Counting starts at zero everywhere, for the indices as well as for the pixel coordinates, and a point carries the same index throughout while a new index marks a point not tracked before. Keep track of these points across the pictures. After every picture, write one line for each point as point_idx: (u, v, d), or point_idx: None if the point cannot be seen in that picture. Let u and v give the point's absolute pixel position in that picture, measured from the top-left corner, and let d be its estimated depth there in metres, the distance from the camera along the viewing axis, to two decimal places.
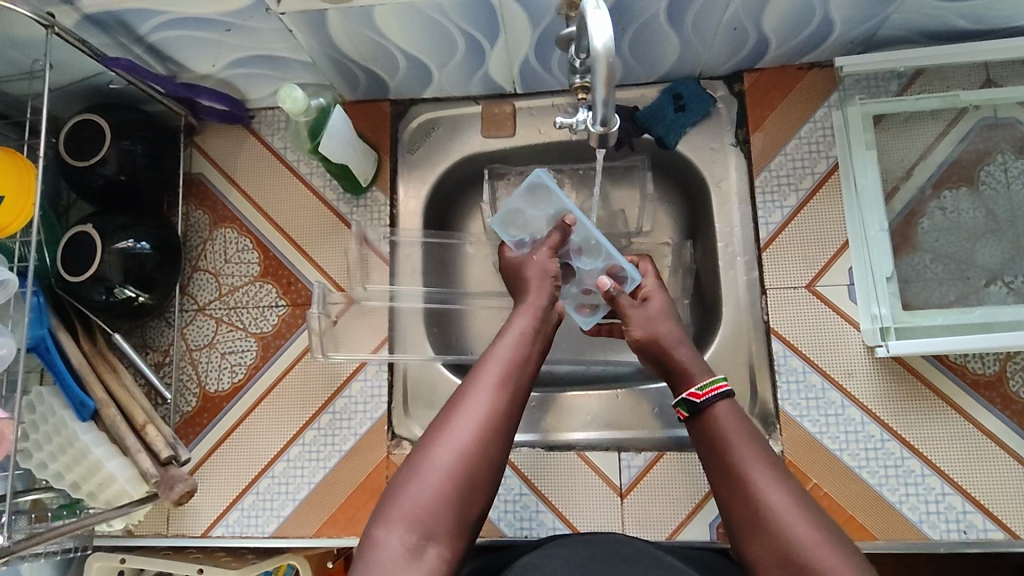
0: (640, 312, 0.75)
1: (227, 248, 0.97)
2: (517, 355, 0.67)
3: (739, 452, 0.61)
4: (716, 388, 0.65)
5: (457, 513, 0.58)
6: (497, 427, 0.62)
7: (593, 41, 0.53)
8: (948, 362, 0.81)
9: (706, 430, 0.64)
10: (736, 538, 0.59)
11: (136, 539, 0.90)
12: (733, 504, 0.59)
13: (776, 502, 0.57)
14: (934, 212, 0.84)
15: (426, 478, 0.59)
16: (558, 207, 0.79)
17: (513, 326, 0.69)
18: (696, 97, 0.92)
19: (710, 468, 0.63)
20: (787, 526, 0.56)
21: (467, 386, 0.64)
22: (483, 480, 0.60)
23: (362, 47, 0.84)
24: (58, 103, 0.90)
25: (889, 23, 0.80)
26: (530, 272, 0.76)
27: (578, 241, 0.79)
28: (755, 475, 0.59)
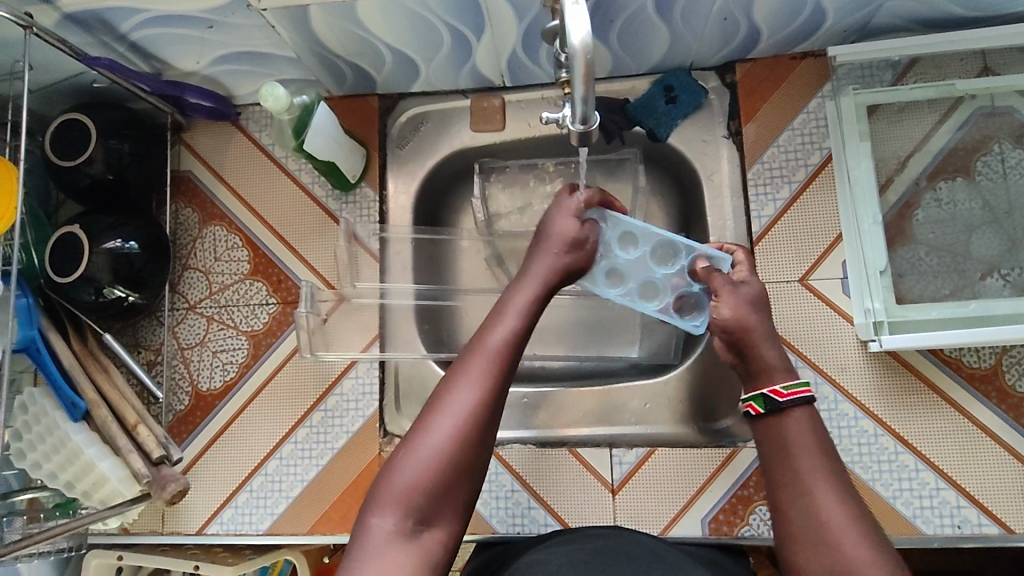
0: (731, 295, 0.69)
1: (216, 246, 0.96)
2: (512, 330, 0.66)
3: (805, 463, 0.61)
4: (800, 391, 0.63)
5: (453, 494, 0.59)
6: (491, 405, 0.61)
7: (571, 38, 0.52)
8: (943, 355, 0.80)
9: (773, 433, 0.63)
10: (782, 549, 0.60)
11: (132, 537, 0.91)
12: (791, 513, 0.59)
13: (840, 521, 0.57)
14: (930, 204, 0.82)
15: (420, 460, 0.58)
16: (621, 229, 0.79)
17: (512, 303, 0.68)
18: (687, 89, 0.90)
19: (769, 469, 0.63)
20: (847, 548, 0.56)
21: (464, 363, 0.63)
22: (478, 459, 0.60)
23: (347, 43, 0.83)
24: (44, 102, 0.89)
25: (883, 11, 0.79)
26: (552, 241, 0.75)
27: (651, 250, 0.80)
28: (819, 492, 0.59)
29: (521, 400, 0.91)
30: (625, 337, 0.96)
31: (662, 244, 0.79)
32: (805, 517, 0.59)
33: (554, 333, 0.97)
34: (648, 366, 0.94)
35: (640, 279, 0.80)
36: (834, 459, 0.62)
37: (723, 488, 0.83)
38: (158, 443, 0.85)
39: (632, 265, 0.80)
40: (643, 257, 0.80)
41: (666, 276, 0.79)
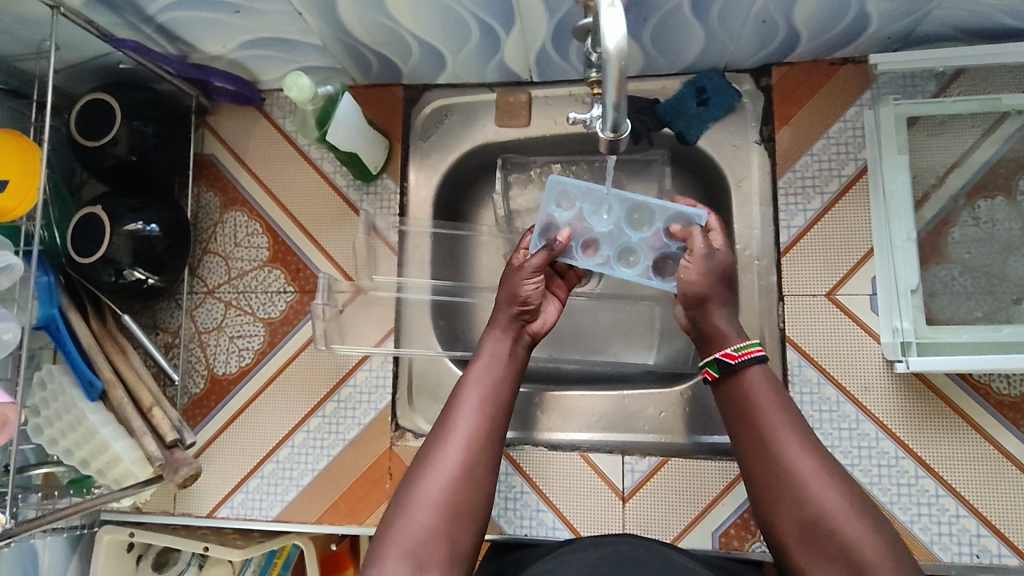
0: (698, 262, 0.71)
1: (236, 231, 0.96)
2: (489, 383, 0.69)
3: (769, 421, 0.65)
4: (751, 351, 0.68)
5: (450, 543, 0.61)
6: (474, 457, 0.65)
7: (606, 41, 0.50)
8: (971, 380, 0.78)
9: (736, 395, 0.68)
10: (757, 501, 0.64)
11: (145, 516, 0.92)
12: (758, 467, 0.64)
13: (807, 469, 0.62)
14: (967, 222, 0.79)
15: (413, 513, 0.61)
16: (592, 199, 0.77)
17: (486, 350, 0.72)
18: (720, 91, 0.88)
19: (735, 428, 0.67)
20: (817, 495, 0.60)
21: (445, 417, 0.67)
22: (469, 507, 0.63)
23: (373, 32, 0.81)
24: (71, 80, 0.89)
25: (931, 18, 0.76)
26: (504, 291, 0.75)
27: (624, 216, 0.78)
28: (786, 443, 0.63)
29: (532, 400, 0.91)
30: (643, 343, 0.95)
31: (635, 208, 0.78)
32: (775, 472, 0.63)
33: (571, 334, 0.97)
34: (664, 372, 0.93)
35: (616, 246, 0.79)
36: (795, 414, 0.66)
37: (737, 501, 0.81)
38: (172, 426, 0.85)
39: (606, 232, 0.78)
40: (616, 223, 0.78)
41: (643, 239, 0.78)
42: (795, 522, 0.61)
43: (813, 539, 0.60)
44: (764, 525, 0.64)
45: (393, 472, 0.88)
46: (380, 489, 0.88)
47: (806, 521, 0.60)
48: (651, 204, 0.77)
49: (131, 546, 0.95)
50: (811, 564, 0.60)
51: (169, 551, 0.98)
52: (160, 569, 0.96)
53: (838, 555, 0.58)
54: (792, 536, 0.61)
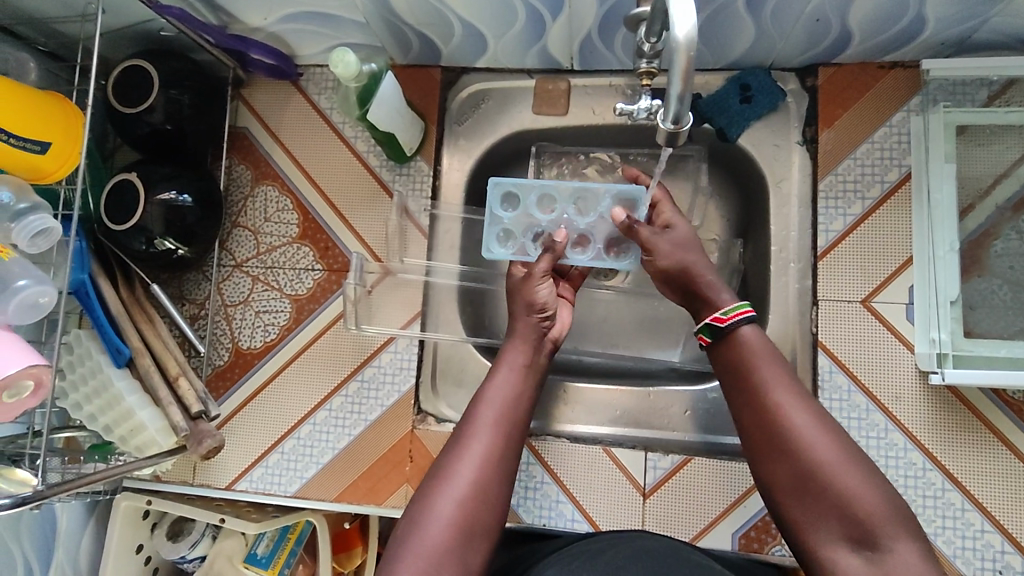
0: (666, 241, 0.74)
1: (267, 206, 0.95)
2: (506, 399, 0.69)
3: (763, 377, 0.63)
4: (741, 312, 0.66)
5: (462, 562, 0.59)
6: (492, 475, 0.64)
7: (674, 30, 0.49)
8: (1005, 395, 0.77)
9: (729, 353, 0.66)
10: (752, 457, 0.63)
11: (162, 485, 0.92)
12: (753, 427, 0.62)
13: (803, 426, 0.60)
14: (1010, 235, 0.78)
15: (427, 529, 0.60)
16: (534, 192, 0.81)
17: (502, 363, 0.72)
18: (765, 90, 0.87)
19: (732, 389, 0.65)
20: (813, 451, 0.59)
21: (463, 432, 0.67)
22: (485, 526, 0.62)
23: (418, 11, 0.80)
24: (110, 46, 0.89)
25: (988, 25, 0.74)
26: (518, 304, 0.76)
27: (569, 204, 0.81)
28: (780, 401, 0.62)
29: (554, 392, 0.91)
30: (668, 339, 0.95)
31: (577, 196, 0.81)
32: (772, 430, 0.61)
33: (595, 327, 0.96)
34: (690, 372, 0.92)
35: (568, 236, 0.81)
36: (789, 369, 0.64)
37: (758, 504, 0.81)
38: (197, 398, 0.85)
39: (555, 221, 0.81)
40: (562, 213, 0.81)
41: (592, 224, 0.81)
42: (790, 477, 0.59)
43: (809, 495, 0.58)
44: (760, 482, 0.62)
45: (413, 456, 0.88)
46: (401, 471, 0.88)
47: (801, 478, 0.59)
48: (591, 190, 0.80)
49: (147, 513, 0.96)
50: (809, 522, 0.58)
51: (184, 521, 0.99)
52: (175, 538, 0.96)
53: (836, 511, 0.57)
54: (786, 492, 0.60)
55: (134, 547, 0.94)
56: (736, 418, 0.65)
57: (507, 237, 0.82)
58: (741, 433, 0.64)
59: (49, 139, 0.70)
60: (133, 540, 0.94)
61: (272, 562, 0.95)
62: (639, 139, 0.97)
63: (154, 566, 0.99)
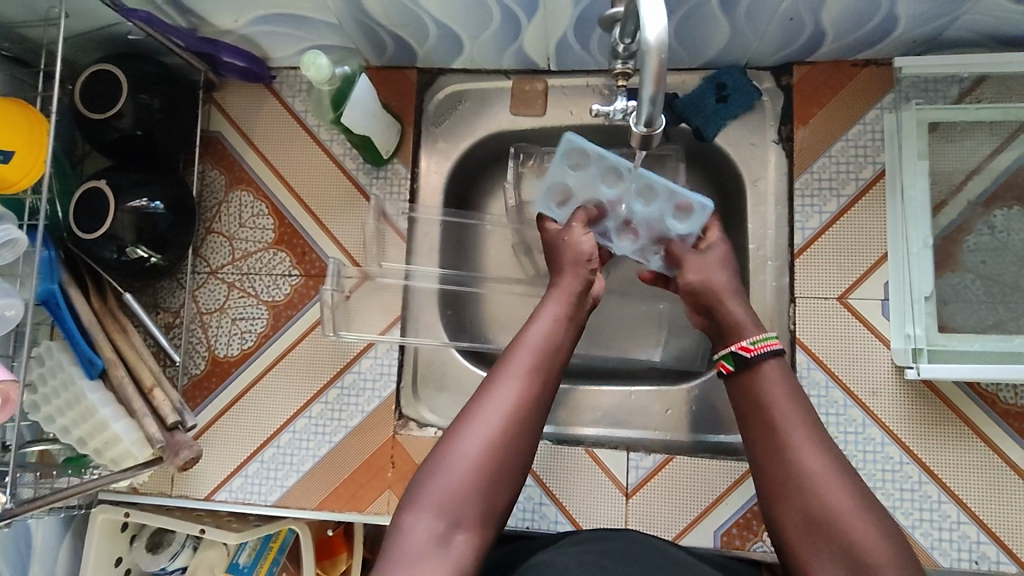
0: (698, 260, 0.74)
1: (242, 211, 0.94)
2: (543, 345, 0.68)
3: (784, 418, 0.63)
4: (767, 344, 0.67)
5: (484, 504, 0.61)
6: (522, 418, 0.64)
7: (646, 33, 0.49)
8: (979, 389, 0.78)
9: (750, 392, 0.66)
10: (764, 499, 0.63)
11: (140, 497, 0.90)
12: (767, 466, 0.63)
13: (818, 469, 0.60)
14: (982, 231, 0.80)
15: (452, 468, 0.61)
16: (604, 165, 0.77)
17: (541, 314, 0.70)
18: (740, 89, 0.87)
19: (748, 425, 0.65)
20: (827, 496, 0.59)
21: (496, 374, 0.66)
22: (510, 468, 0.63)
23: (392, 13, 0.80)
24: (76, 49, 0.86)
25: (959, 23, 0.75)
26: (566, 253, 0.75)
27: (634, 188, 0.77)
28: (797, 442, 0.62)
29: None
30: (649, 339, 0.94)
31: (643, 182, 0.77)
32: (788, 470, 0.61)
33: None
34: (672, 371, 0.93)
35: (614, 218, 0.80)
36: (810, 411, 0.64)
37: (739, 501, 0.81)
38: (173, 408, 0.84)
39: (612, 202, 0.78)
40: (623, 195, 0.78)
41: (645, 215, 0.78)
42: (801, 521, 0.59)
43: (821, 540, 0.58)
44: (770, 523, 0.63)
45: (395, 461, 0.88)
46: (383, 477, 0.87)
47: (812, 519, 0.59)
48: (658, 183, 0.76)
49: (125, 525, 0.94)
50: (819, 567, 0.58)
51: (164, 532, 0.97)
52: (154, 550, 0.95)
53: (846, 557, 0.57)
54: (797, 536, 0.60)
55: (113, 559, 0.92)
56: (749, 452, 0.65)
57: (560, 194, 0.80)
58: (755, 471, 0.64)
59: (11, 148, 0.68)
60: (111, 553, 0.92)
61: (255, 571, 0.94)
62: (617, 138, 0.97)
63: None
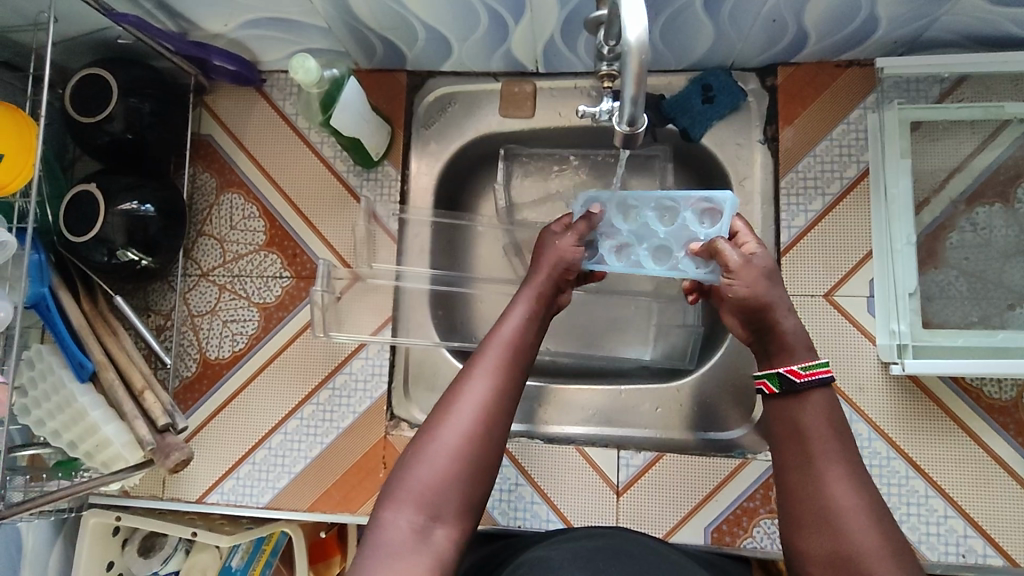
0: (748, 271, 0.68)
1: (233, 214, 0.94)
2: (515, 341, 0.69)
3: (818, 451, 0.61)
4: (820, 371, 0.63)
5: (463, 495, 0.61)
6: (499, 411, 0.65)
7: (627, 34, 0.50)
8: (963, 383, 0.79)
9: (788, 420, 0.63)
10: (788, 528, 0.61)
11: (131, 500, 0.90)
12: (798, 496, 0.60)
13: (847, 505, 0.58)
14: (965, 228, 0.81)
15: (430, 461, 0.61)
16: (620, 204, 0.79)
17: (513, 312, 0.72)
18: (726, 90, 0.88)
19: (781, 452, 0.63)
20: (853, 532, 0.57)
21: (470, 369, 0.67)
22: (488, 458, 0.63)
23: (380, 16, 0.80)
24: (66, 54, 0.87)
25: (938, 24, 0.76)
26: (548, 255, 0.76)
27: (655, 214, 0.78)
28: (829, 476, 0.60)
29: (529, 393, 0.91)
30: (638, 337, 0.95)
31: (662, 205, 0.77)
32: (816, 501, 0.59)
33: (567, 327, 0.97)
34: (661, 369, 0.93)
35: (648, 245, 0.78)
36: (849, 445, 0.62)
37: (729, 497, 0.82)
38: (164, 410, 0.84)
39: (638, 235, 0.78)
40: (647, 224, 0.78)
41: (674, 236, 0.77)
42: (824, 556, 0.58)
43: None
44: (792, 558, 0.60)
45: (387, 461, 0.88)
46: (374, 478, 0.87)
47: (836, 555, 0.57)
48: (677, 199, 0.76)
49: (116, 529, 0.94)
50: None
51: (156, 535, 0.97)
52: (146, 554, 0.95)
53: None
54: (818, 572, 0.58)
55: (104, 564, 0.92)
56: (780, 479, 0.63)
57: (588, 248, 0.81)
58: (784, 503, 0.62)
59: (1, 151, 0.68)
60: (103, 558, 0.92)
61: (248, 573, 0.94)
62: (605, 139, 0.97)
63: None
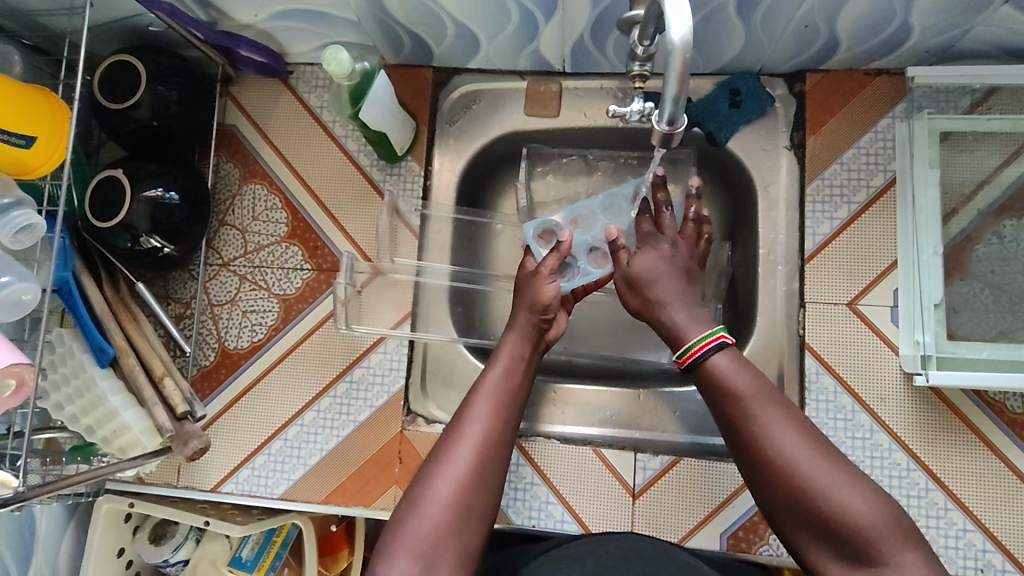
0: (650, 251, 0.76)
1: (255, 204, 0.94)
2: (504, 389, 0.70)
3: (740, 397, 0.62)
4: (701, 347, 0.66)
5: (457, 548, 0.60)
6: (490, 458, 0.65)
7: (670, 33, 0.50)
8: (986, 397, 0.79)
9: (706, 375, 0.65)
10: (747, 480, 0.62)
11: (146, 487, 0.90)
12: (739, 446, 0.62)
13: (784, 444, 0.59)
14: (992, 240, 0.80)
15: (423, 511, 0.60)
16: (567, 218, 0.87)
17: (499, 358, 0.73)
18: (754, 95, 0.88)
19: (711, 406, 0.65)
20: (801, 470, 0.58)
21: (459, 419, 0.67)
22: (480, 511, 0.62)
23: (411, 11, 0.80)
24: (96, 40, 0.87)
25: (972, 34, 0.76)
26: (526, 297, 0.77)
27: (602, 215, 0.87)
28: (760, 419, 0.60)
29: (546, 393, 0.91)
30: (656, 341, 0.96)
31: (606, 207, 0.87)
32: (754, 449, 0.60)
33: (583, 328, 0.98)
34: (677, 373, 0.94)
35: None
36: (768, 382, 0.63)
37: (745, 504, 0.81)
38: (183, 399, 0.84)
39: (602, 236, 0.86)
40: (603, 224, 0.86)
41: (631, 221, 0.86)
42: (787, 505, 0.58)
43: (805, 517, 0.57)
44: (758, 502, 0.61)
45: (403, 457, 0.88)
46: (390, 472, 0.87)
47: (798, 498, 0.57)
48: (616, 197, 0.87)
49: (129, 516, 0.94)
50: (807, 540, 0.58)
51: (167, 523, 0.97)
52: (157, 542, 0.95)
53: (833, 532, 0.56)
54: (783, 516, 0.59)
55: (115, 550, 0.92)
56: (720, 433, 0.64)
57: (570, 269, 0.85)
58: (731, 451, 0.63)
59: (34, 133, 0.68)
60: (114, 543, 0.92)
61: (258, 565, 0.93)
62: (630, 141, 0.97)
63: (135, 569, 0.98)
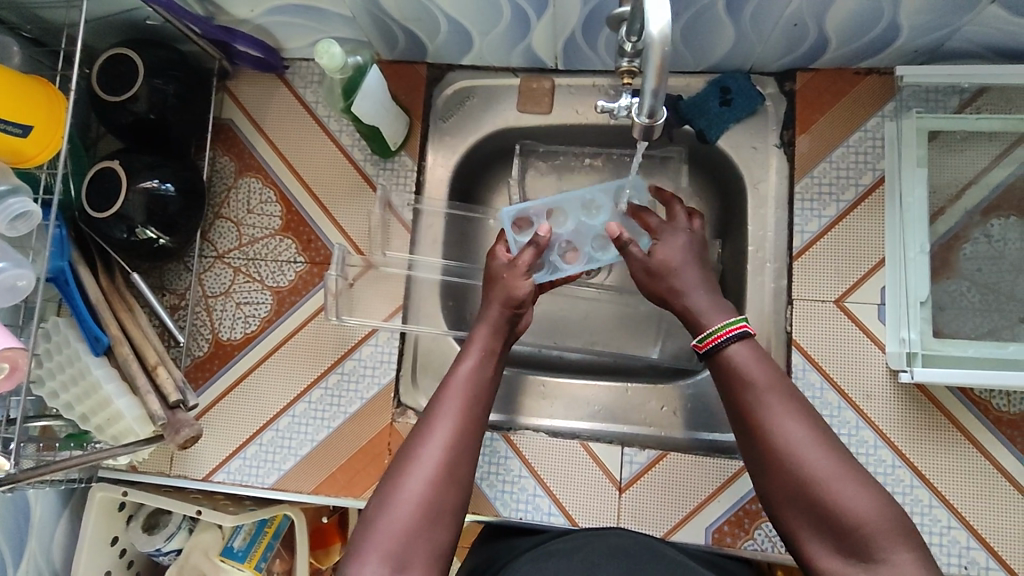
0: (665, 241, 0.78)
1: (250, 198, 0.96)
2: (473, 384, 0.70)
3: (754, 389, 0.64)
4: (723, 333, 0.67)
5: (430, 545, 0.61)
6: (456, 455, 0.65)
7: (650, 26, 0.50)
8: (972, 395, 0.79)
9: (720, 365, 0.67)
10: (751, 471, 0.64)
11: (139, 475, 0.91)
12: (747, 437, 0.64)
13: (792, 436, 0.61)
14: (979, 239, 0.81)
15: (393, 510, 0.61)
16: (544, 210, 0.84)
17: (468, 353, 0.73)
18: (745, 93, 0.88)
19: (724, 398, 0.67)
20: (806, 461, 0.60)
21: (430, 416, 0.68)
22: (449, 509, 0.63)
23: (404, 7, 0.81)
24: (95, 33, 0.88)
25: (960, 34, 0.76)
26: (498, 292, 0.77)
27: (579, 211, 0.85)
28: (770, 411, 0.63)
29: (535, 387, 0.91)
30: (647, 337, 0.97)
31: (584, 202, 0.85)
32: (763, 439, 0.62)
33: (574, 323, 0.98)
34: (666, 369, 0.94)
35: (587, 241, 0.85)
36: (781, 376, 0.65)
37: (731, 499, 0.82)
38: (175, 387, 0.84)
39: (574, 234, 0.85)
40: (577, 222, 0.85)
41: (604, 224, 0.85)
42: (788, 495, 0.60)
43: (805, 507, 0.59)
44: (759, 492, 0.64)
45: (392, 448, 0.89)
46: (380, 463, 0.88)
47: (799, 487, 0.60)
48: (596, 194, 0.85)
49: (122, 505, 0.95)
50: (802, 530, 0.60)
51: (160, 513, 0.98)
52: (150, 531, 0.96)
53: (830, 523, 0.58)
54: (784, 505, 0.61)
55: (108, 538, 0.93)
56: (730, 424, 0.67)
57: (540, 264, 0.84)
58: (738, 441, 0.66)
59: (31, 122, 0.69)
60: (107, 531, 0.93)
61: (249, 555, 0.94)
62: (621, 138, 0.98)
63: (128, 559, 0.99)
